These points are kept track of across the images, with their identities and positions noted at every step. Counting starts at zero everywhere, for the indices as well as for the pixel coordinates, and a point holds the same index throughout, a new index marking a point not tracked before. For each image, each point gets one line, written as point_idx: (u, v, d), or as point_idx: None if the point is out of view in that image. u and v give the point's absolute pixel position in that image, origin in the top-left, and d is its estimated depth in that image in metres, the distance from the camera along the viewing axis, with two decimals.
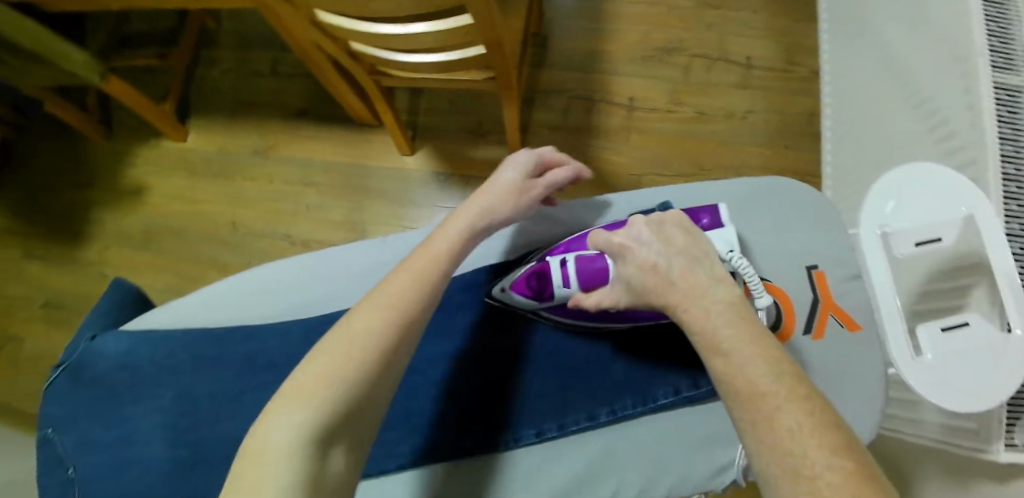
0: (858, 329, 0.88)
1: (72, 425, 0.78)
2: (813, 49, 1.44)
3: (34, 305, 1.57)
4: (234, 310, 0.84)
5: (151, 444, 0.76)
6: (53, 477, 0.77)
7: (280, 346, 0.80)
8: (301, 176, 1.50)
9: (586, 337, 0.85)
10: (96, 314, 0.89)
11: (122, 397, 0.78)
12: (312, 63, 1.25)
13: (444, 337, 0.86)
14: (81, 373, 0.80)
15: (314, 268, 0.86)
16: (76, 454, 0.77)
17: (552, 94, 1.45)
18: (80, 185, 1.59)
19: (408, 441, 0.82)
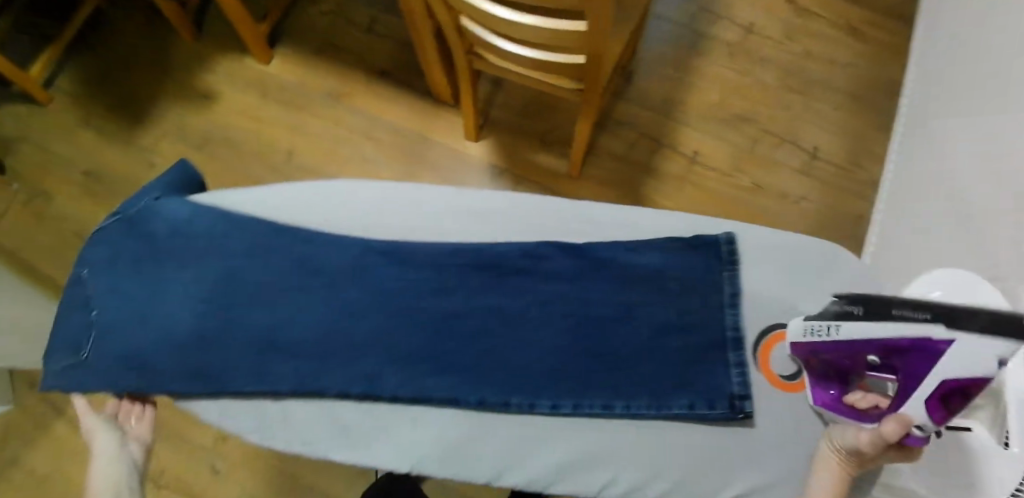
0: None
1: (117, 271, 0.87)
2: (878, 158, 1.48)
3: (75, 170, 1.60)
4: (300, 209, 0.89)
5: (184, 308, 0.84)
6: (79, 314, 0.87)
7: (334, 257, 0.86)
8: (365, 128, 1.54)
9: (621, 328, 0.84)
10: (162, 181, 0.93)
11: (169, 259, 0.87)
12: (415, 26, 1.29)
13: (480, 288, 0.86)
14: (141, 226, 0.88)
15: (386, 195, 0.90)
16: (106, 299, 0.86)
17: (624, 125, 1.49)
18: (155, 74, 1.63)
19: (410, 374, 0.82)
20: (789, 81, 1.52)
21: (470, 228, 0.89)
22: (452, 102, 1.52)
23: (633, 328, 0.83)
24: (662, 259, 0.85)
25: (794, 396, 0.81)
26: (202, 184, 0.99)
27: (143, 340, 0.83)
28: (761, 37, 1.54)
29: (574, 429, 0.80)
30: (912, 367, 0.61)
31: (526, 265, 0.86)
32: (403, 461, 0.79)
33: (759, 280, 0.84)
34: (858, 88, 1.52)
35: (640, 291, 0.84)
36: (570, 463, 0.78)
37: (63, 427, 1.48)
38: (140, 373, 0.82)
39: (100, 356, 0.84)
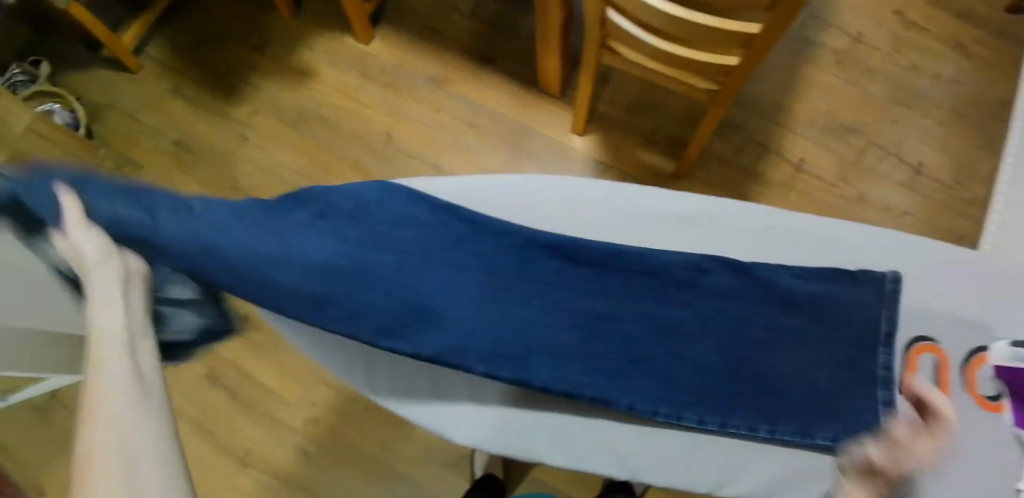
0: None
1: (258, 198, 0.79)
2: (984, 178, 1.47)
3: (165, 140, 1.57)
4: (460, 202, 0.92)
5: (313, 245, 0.74)
6: (159, 195, 0.65)
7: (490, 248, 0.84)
8: (466, 115, 1.52)
9: (778, 354, 0.82)
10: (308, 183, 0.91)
11: (331, 216, 0.80)
12: (542, 16, 1.28)
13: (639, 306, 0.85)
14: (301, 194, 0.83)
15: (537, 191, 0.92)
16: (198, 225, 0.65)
17: (730, 128, 1.48)
18: (249, 47, 1.60)
19: (565, 368, 0.81)
20: (895, 94, 1.50)
21: (624, 231, 0.90)
22: (558, 95, 1.50)
23: (788, 358, 0.82)
24: (830, 289, 0.82)
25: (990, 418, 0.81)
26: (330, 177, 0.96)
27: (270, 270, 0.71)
28: (872, 48, 1.52)
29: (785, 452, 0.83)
30: None
31: (701, 281, 0.84)
32: (619, 468, 0.85)
33: (916, 292, 0.85)
34: (963, 106, 1.50)
35: (795, 323, 0.83)
36: (786, 479, 0.83)
37: None
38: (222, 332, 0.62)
39: (177, 234, 0.63)
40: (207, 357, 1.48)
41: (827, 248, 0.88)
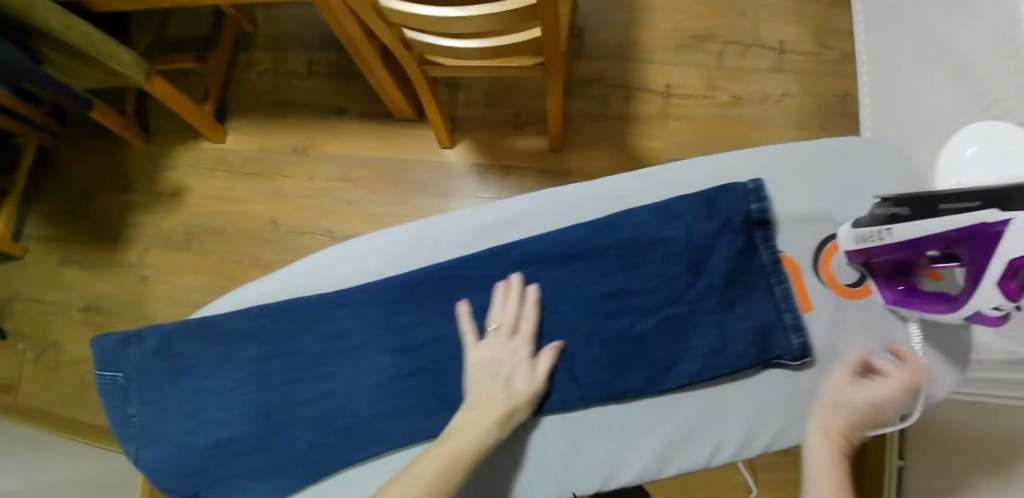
0: (809, 309, 0.78)
1: (208, 335, 0.80)
2: (845, 33, 1.45)
3: (74, 309, 1.57)
4: (167, 336, 0.81)
5: (230, 336, 0.80)
6: (215, 337, 0.80)
7: (210, 395, 0.79)
8: (340, 173, 1.51)
9: (367, 442, 0.74)
10: (203, 320, 0.81)
11: (218, 345, 0.80)
12: (358, 57, 1.27)
13: (314, 384, 0.77)
14: (207, 330, 0.80)
15: (236, 309, 0.82)
16: (204, 319, 0.82)
17: (587, 83, 1.47)
18: (118, 189, 1.60)
19: (260, 451, 0.76)
20: None
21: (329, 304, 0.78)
22: (416, 117, 1.50)
23: (369, 438, 0.74)
24: (346, 404, 0.76)
25: (867, 303, 0.78)
26: (205, 323, 0.81)
27: (256, 331, 0.79)
28: None
29: (670, 408, 0.74)
30: (979, 248, 0.61)
31: (379, 421, 0.75)
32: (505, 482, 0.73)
33: (654, 222, 0.76)
34: None
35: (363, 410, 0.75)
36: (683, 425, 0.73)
37: None
38: (208, 326, 0.80)
39: (207, 337, 0.80)
40: None
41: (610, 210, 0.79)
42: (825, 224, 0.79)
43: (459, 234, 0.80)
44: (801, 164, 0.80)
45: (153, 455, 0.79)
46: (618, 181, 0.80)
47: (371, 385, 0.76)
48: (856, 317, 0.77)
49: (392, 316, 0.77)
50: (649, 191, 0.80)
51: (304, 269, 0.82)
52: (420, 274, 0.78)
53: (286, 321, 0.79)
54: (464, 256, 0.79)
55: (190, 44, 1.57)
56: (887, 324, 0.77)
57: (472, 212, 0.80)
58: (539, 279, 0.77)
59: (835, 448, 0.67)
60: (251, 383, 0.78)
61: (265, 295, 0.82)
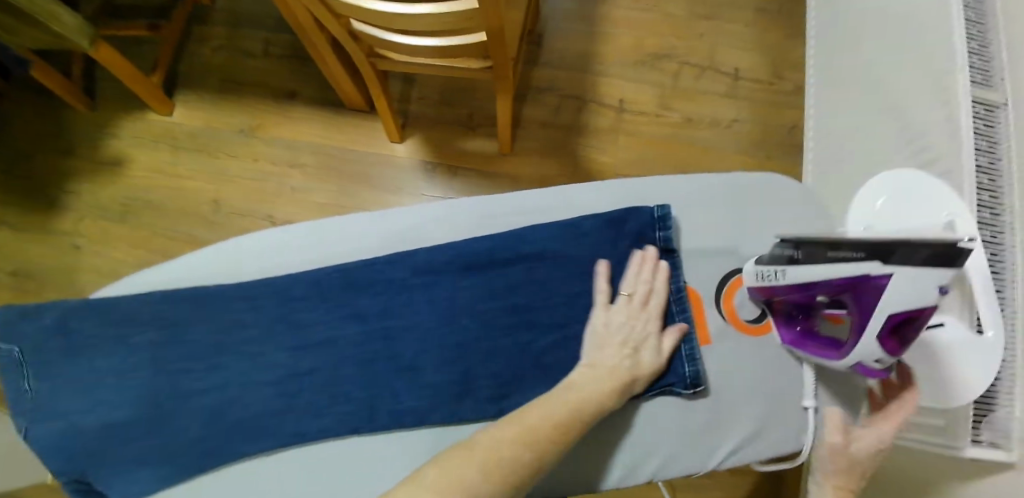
0: (709, 341, 0.77)
1: (106, 316, 0.76)
2: (799, 65, 1.48)
3: (1, 273, 1.52)
4: (63, 313, 0.77)
5: (129, 320, 0.76)
6: (114, 319, 0.76)
7: (101, 379, 0.75)
8: (287, 157, 1.49)
9: (260, 439, 0.72)
10: (103, 300, 0.77)
11: (115, 327, 0.76)
12: (308, 43, 1.24)
13: (208, 376, 0.75)
14: (105, 311, 0.76)
15: (129, 290, 0.79)
16: (102, 299, 0.77)
17: (543, 91, 1.47)
18: (58, 154, 1.56)
19: (149, 441, 0.73)
20: (696, 9, 1.51)
21: (226, 294, 0.76)
22: (369, 108, 1.48)
23: (259, 435, 0.73)
24: (236, 396, 0.74)
25: (765, 338, 0.78)
26: (104, 303, 0.77)
27: (157, 317, 0.76)
28: None
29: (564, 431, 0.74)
30: (861, 305, 0.61)
31: (269, 418, 0.73)
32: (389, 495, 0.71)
33: (563, 237, 0.76)
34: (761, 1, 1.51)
35: (256, 405, 0.73)
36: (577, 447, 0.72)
37: None
38: (106, 307, 0.76)
39: (105, 318, 0.76)
40: None
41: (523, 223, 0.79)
42: (732, 257, 0.79)
43: (365, 234, 0.78)
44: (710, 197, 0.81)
45: (32, 439, 0.74)
46: (531, 195, 0.80)
47: (264, 382, 0.74)
48: (755, 357, 0.77)
49: (292, 311, 0.75)
50: (561, 207, 0.80)
51: (201, 256, 0.79)
52: (321, 271, 0.76)
53: (186, 309, 0.76)
54: (369, 255, 0.78)
55: (144, 11, 1.53)
56: (788, 360, 0.78)
57: (378, 215, 0.79)
58: (445, 285, 0.75)
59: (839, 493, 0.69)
60: (145, 371, 0.75)
61: (157, 282, 0.79)
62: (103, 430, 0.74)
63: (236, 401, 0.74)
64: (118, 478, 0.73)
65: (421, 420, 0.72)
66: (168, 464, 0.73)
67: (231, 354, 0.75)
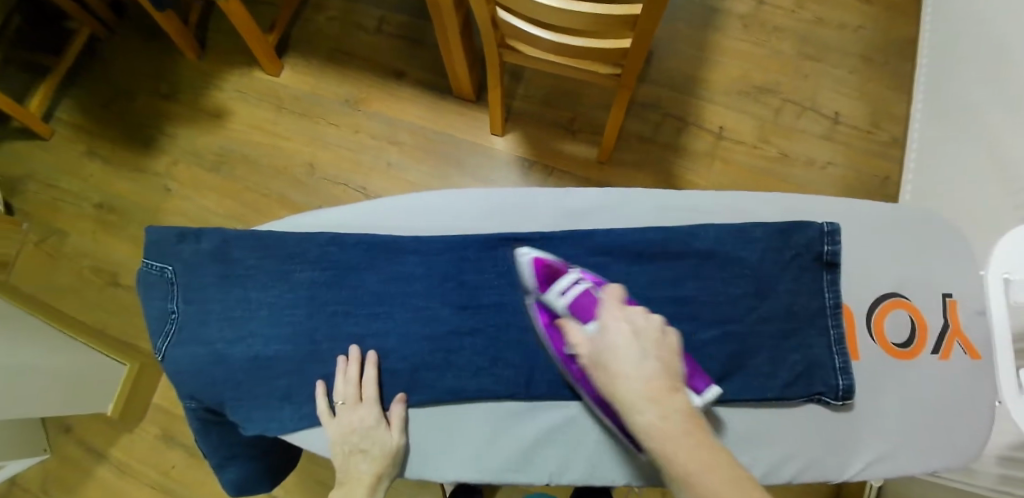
0: (859, 359, 0.81)
1: (267, 250, 0.80)
2: (899, 119, 1.49)
3: (88, 203, 1.54)
4: (229, 243, 0.81)
5: (292, 258, 0.80)
6: (275, 254, 0.80)
7: (259, 309, 0.79)
8: (387, 133, 1.51)
9: (419, 388, 0.75)
10: (266, 235, 0.81)
11: (275, 262, 0.80)
12: (440, 25, 1.27)
13: (370, 320, 0.77)
14: (269, 246, 0.80)
15: (301, 226, 0.82)
16: (267, 235, 0.82)
17: (645, 107, 1.50)
18: (160, 96, 1.59)
19: (299, 375, 0.77)
20: (805, 50, 1.53)
21: (395, 244, 0.79)
22: (473, 98, 1.51)
23: (408, 383, 0.76)
24: (393, 343, 0.77)
25: (912, 363, 0.81)
26: (269, 238, 0.81)
27: (319, 258, 0.79)
28: (775, 8, 1.56)
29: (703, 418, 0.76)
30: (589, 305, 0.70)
31: (422, 372, 0.75)
32: (538, 462, 0.74)
33: (726, 239, 0.79)
34: (868, 51, 1.53)
35: (410, 355, 0.76)
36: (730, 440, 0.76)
37: (107, 470, 1.41)
38: (273, 241, 0.80)
39: (265, 253, 0.80)
40: (161, 420, 1.43)
41: (686, 219, 0.81)
42: (876, 286, 0.83)
43: (533, 207, 0.81)
44: (861, 224, 0.85)
45: (188, 357, 0.78)
46: (697, 194, 0.83)
47: (424, 335, 0.77)
48: (903, 378, 0.81)
49: (461, 271, 0.78)
50: (724, 211, 0.82)
51: (373, 205, 0.83)
52: (492, 235, 0.79)
53: (355, 254, 0.79)
54: (537, 228, 0.81)
55: None
56: (938, 388, 0.81)
57: (554, 192, 0.82)
58: (604, 269, 0.78)
59: (670, 428, 0.58)
60: (307, 306, 0.78)
61: (331, 223, 0.82)
62: (255, 359, 0.77)
63: (392, 348, 0.76)
64: (269, 406, 0.76)
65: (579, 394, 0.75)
66: (318, 397, 0.75)
67: (392, 300, 0.78)
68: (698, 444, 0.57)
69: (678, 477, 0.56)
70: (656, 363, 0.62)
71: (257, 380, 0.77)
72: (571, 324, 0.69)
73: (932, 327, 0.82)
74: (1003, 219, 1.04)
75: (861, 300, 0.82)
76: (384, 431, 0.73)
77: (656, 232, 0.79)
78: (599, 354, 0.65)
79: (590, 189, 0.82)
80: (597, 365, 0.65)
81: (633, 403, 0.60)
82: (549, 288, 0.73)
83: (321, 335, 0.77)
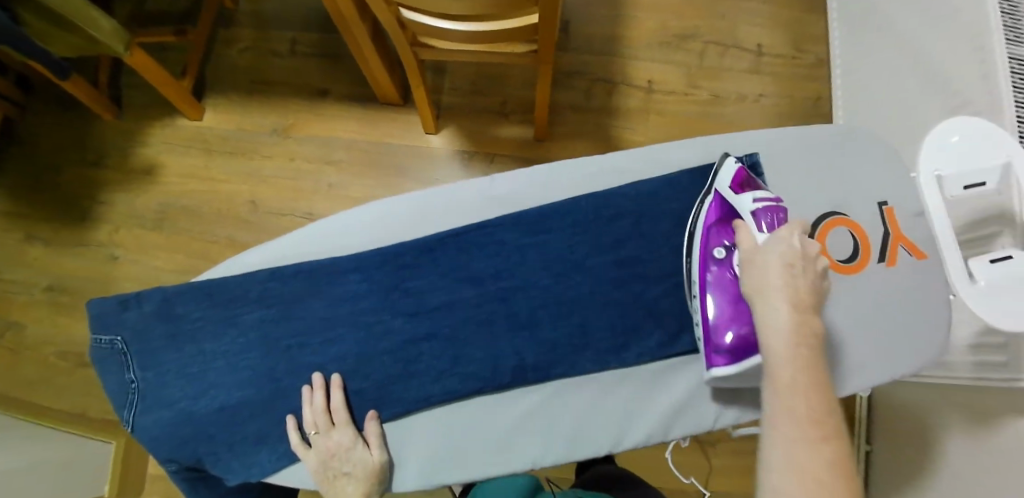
0: None
1: (210, 299, 0.79)
2: (820, 39, 1.51)
3: (36, 288, 1.50)
4: (170, 299, 0.80)
5: (237, 301, 0.79)
6: (219, 301, 0.79)
7: (215, 359, 0.78)
8: (322, 155, 1.49)
9: (388, 403, 0.76)
10: (204, 284, 0.79)
11: (220, 310, 0.79)
12: (351, 38, 1.25)
13: (323, 347, 0.77)
14: (210, 295, 0.79)
15: (235, 270, 0.81)
16: (207, 283, 0.80)
17: (573, 76, 1.50)
18: (87, 164, 1.54)
19: (267, 417, 0.76)
20: None
21: (334, 268, 0.78)
22: (401, 102, 1.50)
23: (378, 401, 0.76)
24: (354, 364, 0.77)
25: (861, 273, 0.83)
26: (209, 287, 0.79)
27: (262, 294, 0.78)
28: None
29: (670, 373, 0.77)
30: (767, 221, 0.71)
31: (389, 388, 0.76)
32: (521, 450, 0.74)
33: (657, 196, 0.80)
34: None
35: (374, 372, 0.76)
36: (697, 390, 0.76)
37: None
38: (212, 289, 0.79)
39: (208, 303, 0.79)
40: (156, 487, 1.41)
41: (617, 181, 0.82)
42: (812, 209, 0.84)
43: (465, 200, 0.81)
44: (787, 152, 0.86)
45: (154, 422, 0.77)
46: (624, 154, 0.83)
47: (382, 351, 0.77)
48: (857, 291, 0.82)
49: (405, 278, 0.78)
50: (650, 165, 0.82)
51: (304, 233, 0.81)
52: (429, 238, 0.79)
53: (297, 285, 0.78)
54: (471, 219, 0.80)
55: (168, 17, 1.53)
56: (892, 296, 0.83)
57: (482, 181, 0.81)
58: (546, 246, 0.79)
59: (793, 335, 0.61)
60: (259, 346, 0.78)
61: (265, 260, 0.81)
62: (221, 411, 0.76)
63: (354, 371, 0.76)
64: (245, 453, 0.75)
65: (544, 376, 0.76)
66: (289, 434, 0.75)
67: (344, 324, 0.78)
68: (811, 360, 0.59)
69: (775, 378, 0.59)
70: (810, 280, 0.64)
71: (228, 431, 0.76)
72: (744, 226, 0.71)
73: (874, 240, 0.84)
74: (927, 117, 1.07)
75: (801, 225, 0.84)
76: (365, 451, 0.73)
77: (589, 201, 0.80)
78: (757, 254, 0.67)
79: (518, 170, 0.82)
80: (755, 265, 0.66)
81: (779, 300, 0.62)
82: (741, 191, 0.74)
83: (279, 372, 0.77)
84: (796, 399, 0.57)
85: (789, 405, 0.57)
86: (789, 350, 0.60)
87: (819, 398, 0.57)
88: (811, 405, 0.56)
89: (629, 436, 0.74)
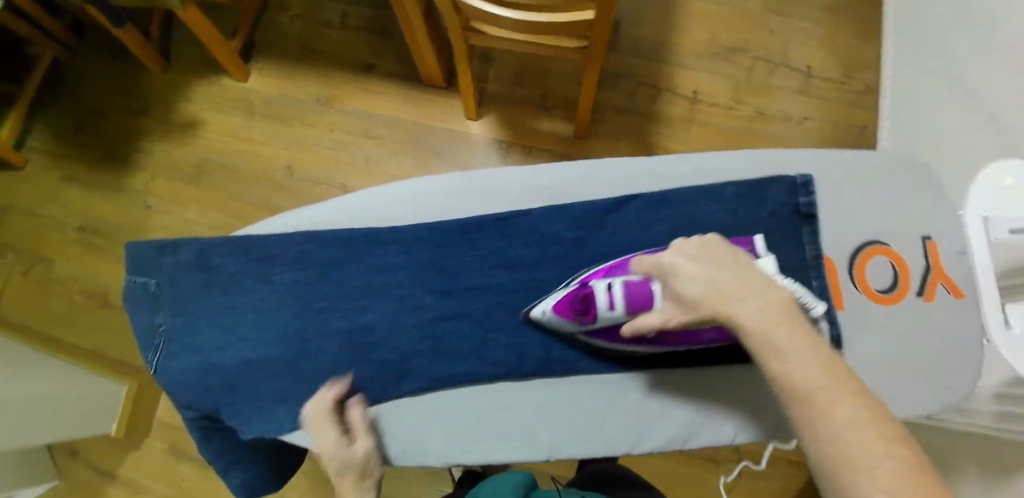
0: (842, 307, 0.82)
1: (247, 254, 0.81)
2: (871, 66, 1.49)
3: (70, 228, 1.53)
4: (208, 250, 0.81)
5: (273, 260, 0.80)
6: (256, 257, 0.80)
7: (245, 313, 0.79)
8: (362, 128, 1.50)
9: (412, 377, 0.77)
10: (243, 240, 0.81)
11: (256, 266, 0.80)
12: (402, 14, 1.25)
13: (353, 315, 0.78)
14: (248, 251, 0.81)
15: (275, 230, 0.82)
16: (245, 239, 0.82)
17: (619, 77, 1.49)
18: (131, 113, 1.57)
19: (291, 375, 0.77)
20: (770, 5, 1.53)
21: (373, 238, 0.79)
22: (444, 85, 1.50)
23: (402, 375, 0.77)
24: (383, 334, 0.78)
25: (896, 305, 0.82)
26: (248, 243, 0.81)
27: (299, 256, 0.80)
28: None
29: (694, 382, 0.77)
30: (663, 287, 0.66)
31: (414, 363, 0.77)
32: (537, 440, 0.75)
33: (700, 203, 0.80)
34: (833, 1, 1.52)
35: (401, 345, 0.77)
36: (716, 405, 0.76)
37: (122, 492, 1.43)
38: (250, 245, 0.81)
39: (245, 258, 0.81)
40: (167, 434, 1.44)
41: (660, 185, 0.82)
42: (854, 235, 0.84)
43: (507, 186, 0.81)
44: (835, 174, 0.86)
45: (180, 367, 0.78)
46: (671, 159, 0.83)
47: (411, 325, 0.78)
48: (889, 324, 0.82)
49: (441, 257, 0.79)
50: (695, 173, 0.82)
51: (347, 201, 0.82)
52: (469, 219, 0.79)
53: (334, 251, 0.79)
54: (511, 205, 0.81)
55: None
56: (925, 331, 0.82)
57: (526, 170, 0.82)
58: (583, 242, 0.79)
59: (817, 368, 0.53)
60: (291, 306, 0.79)
61: (305, 223, 0.82)
62: (247, 364, 0.78)
63: (381, 341, 0.77)
64: (266, 409, 0.77)
65: (568, 368, 0.77)
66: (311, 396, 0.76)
67: (377, 294, 0.79)
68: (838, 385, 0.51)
69: (820, 431, 0.50)
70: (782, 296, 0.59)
71: (252, 386, 0.77)
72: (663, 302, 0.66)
73: (914, 273, 0.83)
74: (977, 155, 1.05)
75: (841, 249, 0.84)
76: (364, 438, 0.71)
77: (631, 200, 0.80)
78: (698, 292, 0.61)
79: (562, 163, 0.82)
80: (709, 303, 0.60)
81: (763, 332, 0.56)
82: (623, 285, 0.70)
83: (309, 333, 0.78)
84: (853, 446, 0.47)
85: (844, 457, 0.47)
86: (813, 392, 0.52)
87: (871, 431, 0.48)
88: (869, 442, 0.47)
89: (646, 441, 0.74)
